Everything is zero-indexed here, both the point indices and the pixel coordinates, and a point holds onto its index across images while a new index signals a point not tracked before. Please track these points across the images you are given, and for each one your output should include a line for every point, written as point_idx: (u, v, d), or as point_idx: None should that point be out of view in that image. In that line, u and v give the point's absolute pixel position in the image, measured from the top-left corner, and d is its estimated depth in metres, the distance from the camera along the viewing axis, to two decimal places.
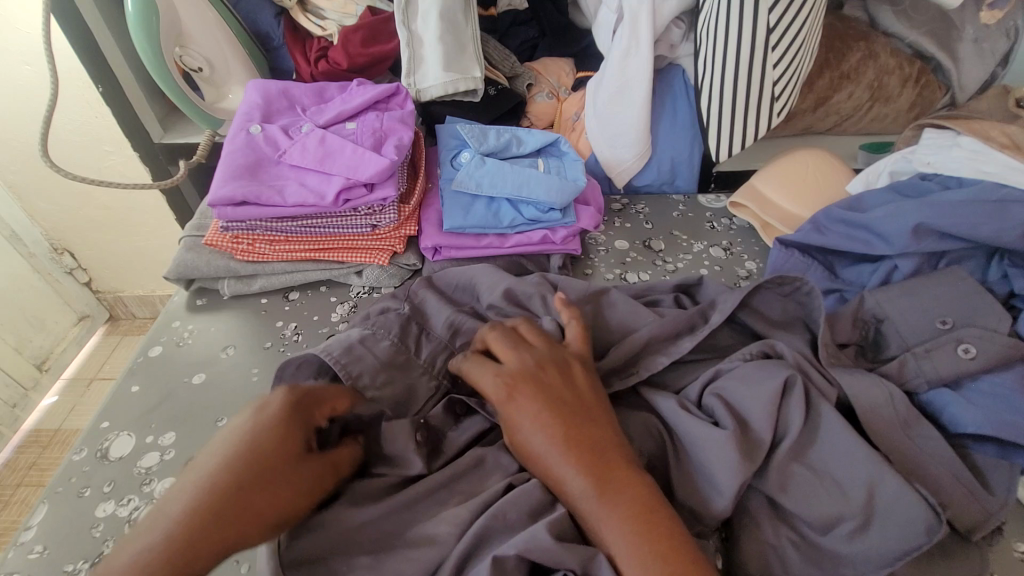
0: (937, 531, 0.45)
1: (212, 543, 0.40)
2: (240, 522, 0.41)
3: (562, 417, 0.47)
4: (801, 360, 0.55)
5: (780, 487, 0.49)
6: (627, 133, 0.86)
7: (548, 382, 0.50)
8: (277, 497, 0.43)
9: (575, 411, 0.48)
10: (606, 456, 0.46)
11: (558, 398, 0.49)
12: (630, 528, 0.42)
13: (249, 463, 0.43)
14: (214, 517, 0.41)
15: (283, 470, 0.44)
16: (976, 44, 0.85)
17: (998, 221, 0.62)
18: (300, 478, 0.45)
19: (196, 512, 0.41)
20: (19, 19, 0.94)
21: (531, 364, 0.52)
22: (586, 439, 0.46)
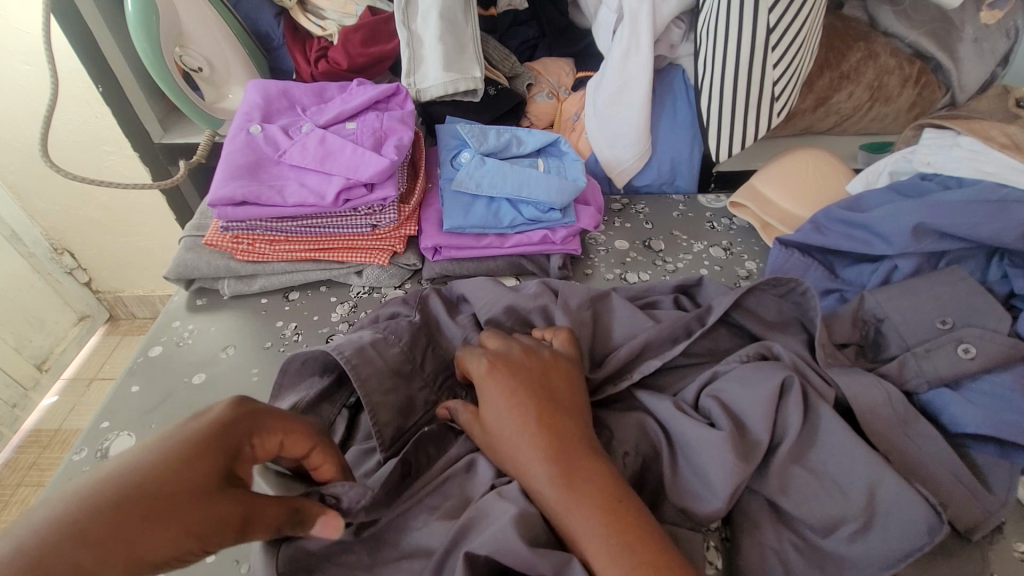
0: (938, 530, 0.45)
1: (96, 554, 0.35)
2: (141, 548, 0.36)
3: (536, 408, 0.48)
4: (799, 362, 0.55)
5: (780, 489, 0.49)
6: (627, 133, 0.86)
7: (525, 374, 0.51)
8: (198, 525, 0.37)
9: (551, 403, 0.49)
10: (575, 447, 0.46)
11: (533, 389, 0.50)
12: (593, 519, 0.42)
13: (182, 478, 0.38)
14: (115, 529, 0.35)
15: (221, 496, 0.39)
16: (976, 43, 0.85)
17: (998, 221, 0.62)
18: (233, 510, 0.39)
19: (105, 512, 0.36)
20: (19, 19, 0.94)
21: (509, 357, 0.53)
22: (559, 430, 0.47)
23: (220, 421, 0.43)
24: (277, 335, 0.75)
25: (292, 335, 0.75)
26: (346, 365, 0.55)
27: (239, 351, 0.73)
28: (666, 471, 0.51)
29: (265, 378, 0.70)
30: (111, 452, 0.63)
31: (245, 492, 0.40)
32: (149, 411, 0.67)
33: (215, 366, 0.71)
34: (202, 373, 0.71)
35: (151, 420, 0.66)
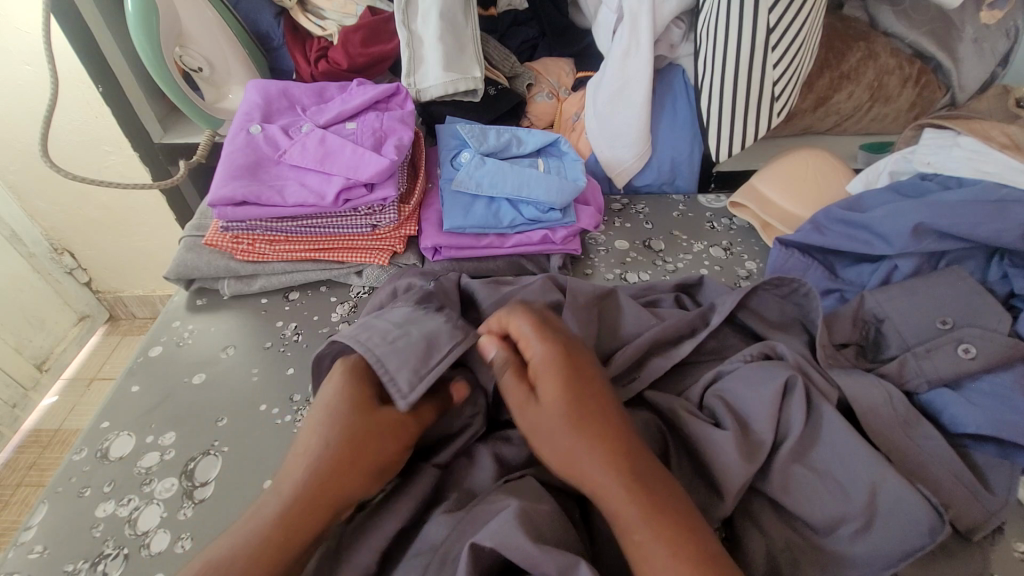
0: (939, 531, 0.45)
1: (315, 522, 0.43)
2: (335, 505, 0.44)
3: (595, 415, 0.44)
4: (801, 361, 0.55)
5: (781, 487, 0.49)
6: (627, 133, 0.86)
7: (579, 376, 0.46)
8: (363, 468, 0.46)
9: (608, 409, 0.45)
10: (642, 461, 0.43)
11: (589, 393, 0.45)
12: (669, 543, 0.38)
13: (338, 446, 0.45)
14: (311, 502, 0.43)
15: (364, 444, 0.46)
16: (976, 43, 0.85)
17: (999, 221, 0.62)
18: (382, 440, 0.47)
19: (301, 494, 0.43)
20: (18, 19, 0.94)
21: (560, 354, 0.47)
22: (622, 441, 0.43)
23: (335, 395, 0.48)
24: (277, 335, 0.75)
25: (291, 335, 0.75)
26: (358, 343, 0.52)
27: (239, 351, 0.73)
28: (672, 471, 0.51)
29: (265, 378, 0.70)
30: (111, 452, 0.63)
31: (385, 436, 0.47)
32: (149, 411, 0.67)
33: (215, 366, 0.71)
34: (202, 373, 0.71)
35: (151, 420, 0.66)
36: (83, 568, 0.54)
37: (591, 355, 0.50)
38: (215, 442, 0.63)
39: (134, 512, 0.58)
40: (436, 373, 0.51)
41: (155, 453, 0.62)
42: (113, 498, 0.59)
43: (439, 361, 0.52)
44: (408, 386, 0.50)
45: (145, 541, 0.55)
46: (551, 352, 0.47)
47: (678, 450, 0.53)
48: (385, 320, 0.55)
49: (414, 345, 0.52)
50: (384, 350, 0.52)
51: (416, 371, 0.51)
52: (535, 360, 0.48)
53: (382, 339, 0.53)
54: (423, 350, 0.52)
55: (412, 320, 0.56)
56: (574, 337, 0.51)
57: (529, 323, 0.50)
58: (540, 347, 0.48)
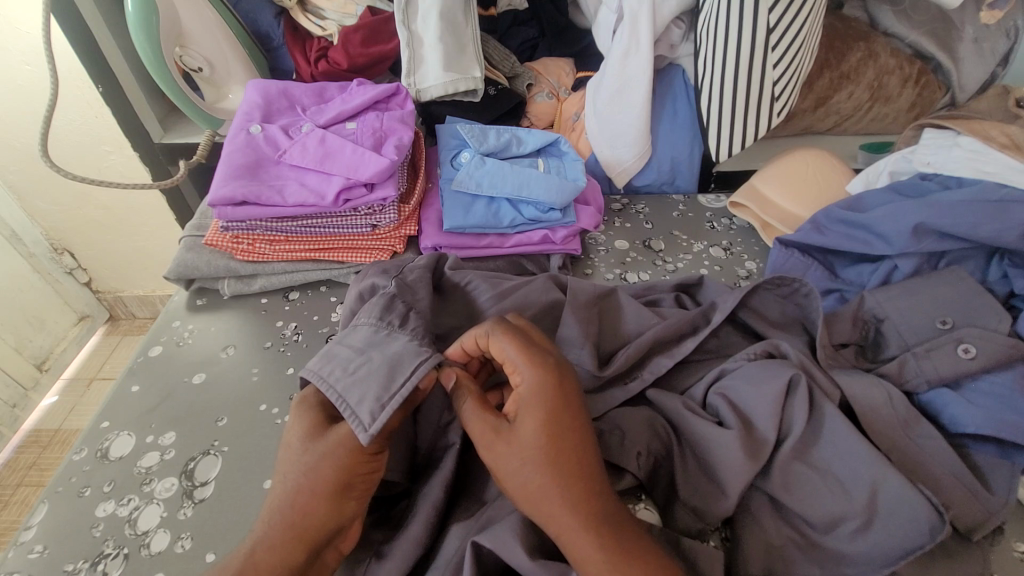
0: (940, 530, 0.45)
1: (288, 559, 0.42)
2: (305, 537, 0.43)
3: (569, 452, 0.43)
4: (805, 361, 0.55)
5: (782, 486, 0.49)
6: (627, 133, 0.86)
7: (563, 405, 0.44)
8: (321, 493, 0.43)
9: (584, 443, 0.44)
10: (606, 503, 0.42)
11: (570, 425, 0.44)
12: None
13: (293, 478, 0.44)
14: (277, 539, 0.42)
15: (316, 468, 0.44)
16: (976, 43, 0.85)
17: (999, 221, 0.62)
18: (336, 457, 0.44)
19: (268, 533, 0.43)
20: (19, 20, 0.94)
21: (550, 381, 0.45)
22: (591, 481, 0.42)
23: (294, 424, 0.48)
24: (277, 335, 0.75)
25: (291, 335, 0.75)
26: (320, 381, 0.50)
27: (239, 351, 0.73)
28: (677, 471, 0.51)
29: (265, 379, 0.70)
30: (111, 452, 0.63)
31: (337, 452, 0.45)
32: (148, 411, 0.67)
33: (215, 366, 0.71)
34: (202, 373, 0.71)
35: (151, 420, 0.66)
36: (83, 568, 0.54)
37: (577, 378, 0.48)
38: (215, 442, 0.63)
39: (133, 512, 0.58)
40: (400, 397, 0.47)
41: (155, 453, 0.62)
42: (113, 498, 0.59)
43: (403, 383, 0.48)
44: (369, 417, 0.46)
45: (145, 541, 0.55)
46: (540, 377, 0.45)
47: (684, 449, 0.52)
48: (346, 346, 0.53)
49: (376, 371, 0.50)
50: (345, 385, 0.49)
51: (379, 398, 0.47)
52: (521, 384, 0.46)
53: (343, 371, 0.50)
54: (385, 375, 0.49)
55: (374, 341, 0.53)
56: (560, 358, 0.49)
57: (519, 343, 0.48)
58: (527, 370, 0.46)
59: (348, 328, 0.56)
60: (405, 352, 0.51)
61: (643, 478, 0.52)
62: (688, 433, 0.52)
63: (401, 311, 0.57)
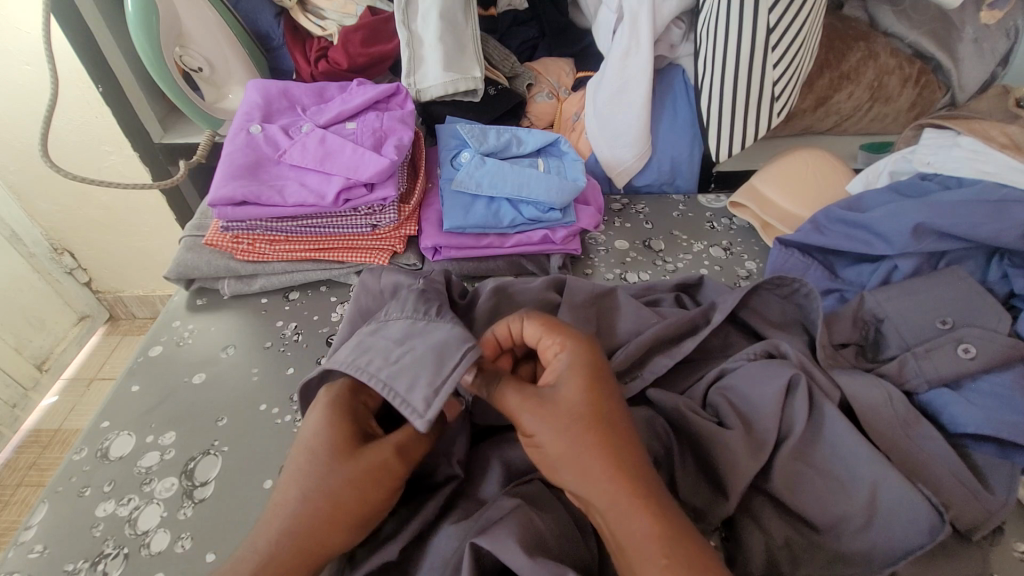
0: (939, 531, 0.45)
1: None
2: (313, 560, 0.42)
3: (616, 422, 0.42)
4: (806, 361, 0.55)
5: (783, 486, 0.49)
6: (628, 133, 0.86)
7: (602, 377, 0.45)
8: (336, 521, 0.43)
9: (627, 419, 0.43)
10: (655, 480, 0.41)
11: (613, 398, 0.44)
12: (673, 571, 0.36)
13: (312, 497, 0.43)
14: (283, 560, 0.41)
15: (338, 490, 0.43)
16: (976, 43, 0.85)
17: (998, 221, 0.62)
18: (362, 489, 0.43)
19: (276, 550, 0.42)
20: (19, 19, 0.94)
21: (590, 354, 0.46)
22: (641, 454, 0.41)
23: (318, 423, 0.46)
24: (277, 335, 0.75)
25: (291, 335, 0.75)
26: (360, 372, 0.48)
27: (239, 350, 0.73)
28: (677, 471, 0.51)
29: (266, 379, 0.70)
30: (111, 452, 0.63)
31: (360, 478, 0.44)
32: (148, 411, 0.67)
33: (215, 366, 0.71)
34: (202, 373, 0.71)
35: (150, 420, 0.66)
36: (83, 568, 0.54)
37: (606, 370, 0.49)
38: (215, 442, 0.63)
39: (133, 512, 0.58)
40: (452, 382, 0.46)
41: (155, 453, 0.62)
42: (113, 497, 0.59)
43: (454, 366, 0.47)
44: (423, 405, 0.46)
45: (145, 541, 0.55)
46: (580, 351, 0.46)
47: (684, 449, 0.52)
48: (383, 337, 0.52)
49: (423, 357, 0.48)
50: (390, 369, 0.48)
51: (430, 385, 0.46)
52: (563, 351, 0.46)
53: (384, 360, 0.49)
54: (434, 360, 0.48)
55: (414, 331, 0.52)
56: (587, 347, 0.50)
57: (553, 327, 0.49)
58: (562, 345, 0.46)
59: (380, 321, 0.55)
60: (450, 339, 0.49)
61: None
62: (688, 433, 0.52)
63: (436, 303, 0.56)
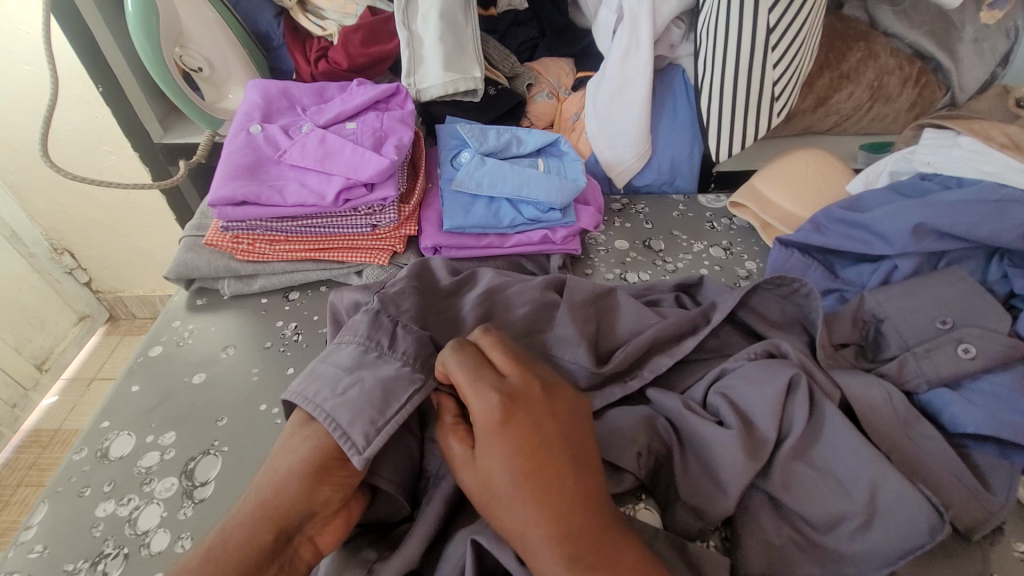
0: (939, 530, 0.45)
1: (257, 536, 0.42)
2: (275, 516, 0.43)
3: (532, 487, 0.40)
4: (806, 361, 0.55)
5: (783, 485, 0.49)
6: (627, 134, 0.86)
7: (515, 436, 0.41)
8: (298, 476, 0.45)
9: (551, 473, 0.41)
10: (589, 528, 0.40)
11: (532, 455, 0.41)
12: None
13: (277, 458, 0.46)
14: (248, 513, 0.43)
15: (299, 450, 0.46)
16: (977, 43, 0.85)
17: (999, 221, 0.62)
18: (316, 441, 0.46)
19: (243, 510, 0.43)
20: (19, 19, 0.94)
21: (496, 413, 0.42)
22: (572, 506, 0.40)
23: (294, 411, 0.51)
24: (277, 335, 0.75)
25: (291, 335, 0.75)
26: (307, 404, 0.48)
27: (239, 351, 0.73)
28: (677, 470, 0.51)
29: (266, 379, 0.70)
30: (111, 451, 0.63)
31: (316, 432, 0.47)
32: (149, 411, 0.67)
33: (215, 366, 0.71)
34: (202, 373, 0.71)
35: (151, 420, 0.66)
36: (83, 568, 0.54)
37: (541, 395, 0.44)
38: (215, 442, 0.63)
39: (133, 512, 0.58)
40: (394, 425, 0.48)
41: (155, 453, 0.62)
42: (113, 497, 0.59)
43: (398, 409, 0.49)
44: (363, 440, 0.46)
45: (145, 541, 0.55)
46: (487, 414, 0.42)
47: (684, 449, 0.52)
48: (332, 364, 0.52)
49: (368, 393, 0.49)
50: (335, 402, 0.48)
51: (373, 422, 0.47)
52: (473, 409, 0.43)
53: (331, 391, 0.49)
54: (381, 399, 0.49)
55: (364, 362, 0.52)
56: (523, 378, 0.45)
57: (471, 375, 0.44)
58: (475, 400, 0.43)
59: (331, 346, 0.55)
60: (396, 378, 0.50)
61: (643, 478, 0.52)
62: (689, 432, 0.52)
63: (388, 329, 0.55)
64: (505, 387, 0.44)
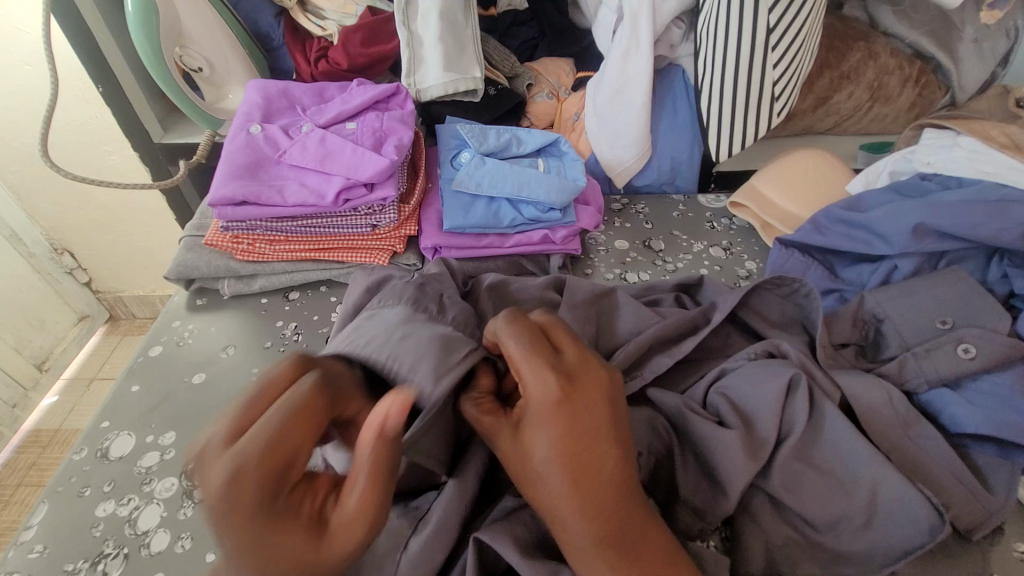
0: (940, 531, 0.45)
1: None
2: None
3: (577, 471, 0.39)
4: (806, 361, 0.55)
5: (783, 486, 0.49)
6: (627, 134, 0.86)
7: (569, 420, 0.40)
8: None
9: (597, 461, 0.40)
10: (625, 517, 0.40)
11: (584, 441, 0.40)
12: None
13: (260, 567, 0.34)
14: None
15: (270, 501, 0.34)
16: (976, 43, 0.85)
17: (998, 221, 0.62)
18: (337, 546, 0.36)
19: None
20: (19, 19, 0.94)
21: (555, 395, 0.41)
22: (613, 493, 0.40)
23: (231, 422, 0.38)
24: (277, 335, 0.75)
25: (291, 335, 0.75)
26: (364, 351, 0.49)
27: (239, 350, 0.73)
28: (677, 470, 0.51)
29: None
30: (111, 452, 0.63)
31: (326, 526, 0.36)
32: (149, 411, 0.67)
33: (215, 366, 0.71)
34: (202, 373, 0.71)
35: (151, 420, 0.66)
36: (83, 568, 0.54)
37: (600, 381, 0.43)
38: None
39: (133, 512, 0.58)
40: (459, 369, 0.48)
41: (155, 453, 0.62)
42: (113, 497, 0.59)
43: (459, 359, 0.49)
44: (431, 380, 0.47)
45: (145, 541, 0.55)
46: (545, 394, 0.41)
47: (685, 450, 0.52)
48: (381, 322, 0.54)
49: (426, 343, 0.50)
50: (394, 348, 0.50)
51: (438, 365, 0.48)
52: (529, 385, 0.42)
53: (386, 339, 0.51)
54: (442, 346, 0.50)
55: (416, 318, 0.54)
56: (585, 363, 0.44)
57: (534, 352, 0.43)
58: (534, 378, 0.42)
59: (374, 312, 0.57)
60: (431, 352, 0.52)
61: (644, 479, 0.52)
62: (689, 432, 0.52)
63: (435, 299, 0.58)
64: (566, 370, 0.43)
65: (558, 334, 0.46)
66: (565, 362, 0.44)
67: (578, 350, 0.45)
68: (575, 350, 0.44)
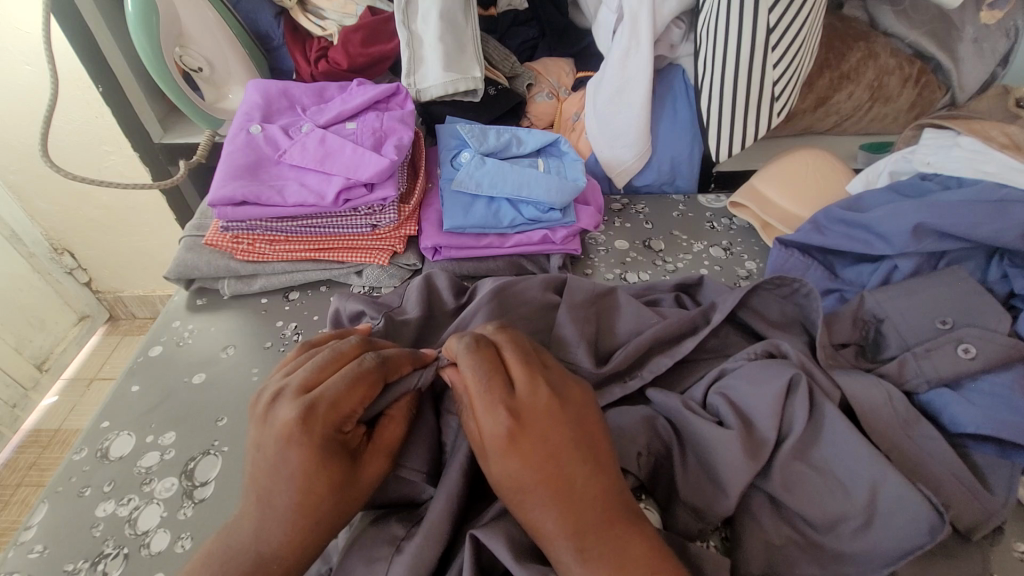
0: (939, 530, 0.45)
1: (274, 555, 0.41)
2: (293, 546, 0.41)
3: (544, 497, 0.40)
4: (806, 361, 0.55)
5: (783, 486, 0.49)
6: (627, 134, 0.86)
7: (524, 447, 0.41)
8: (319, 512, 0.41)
9: (562, 482, 0.41)
10: (606, 528, 0.40)
11: (542, 466, 0.41)
12: None
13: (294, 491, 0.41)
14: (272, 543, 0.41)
15: (320, 444, 0.42)
16: (976, 43, 0.85)
17: (999, 221, 0.62)
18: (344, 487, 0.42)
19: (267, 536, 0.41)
20: (19, 20, 0.94)
21: (506, 428, 0.41)
22: (586, 509, 0.41)
23: (305, 375, 0.45)
24: (277, 335, 0.75)
25: (291, 335, 0.75)
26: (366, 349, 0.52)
27: (239, 350, 0.73)
28: (676, 470, 0.51)
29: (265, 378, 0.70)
30: (111, 452, 0.63)
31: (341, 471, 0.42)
32: (148, 411, 0.67)
33: (215, 366, 0.71)
34: (202, 373, 0.71)
35: (151, 420, 0.66)
36: (83, 568, 0.54)
37: (550, 403, 0.43)
38: (215, 442, 0.63)
39: (133, 512, 0.58)
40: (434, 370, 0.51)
41: (155, 453, 0.62)
42: (112, 498, 0.59)
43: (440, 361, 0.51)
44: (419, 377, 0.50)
45: (145, 541, 0.55)
46: (495, 429, 0.41)
47: (684, 450, 0.52)
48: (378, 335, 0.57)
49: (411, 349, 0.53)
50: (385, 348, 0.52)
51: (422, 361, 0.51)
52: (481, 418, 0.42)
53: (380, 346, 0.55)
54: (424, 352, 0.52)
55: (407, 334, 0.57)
56: (531, 385, 0.43)
57: (479, 383, 0.43)
58: (482, 411, 0.42)
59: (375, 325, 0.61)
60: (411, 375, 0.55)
61: (644, 478, 0.53)
62: (689, 432, 0.52)
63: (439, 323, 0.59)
64: (513, 396, 0.42)
65: (506, 353, 0.45)
66: (512, 386, 0.43)
67: (523, 369, 0.44)
68: (521, 372, 0.44)
